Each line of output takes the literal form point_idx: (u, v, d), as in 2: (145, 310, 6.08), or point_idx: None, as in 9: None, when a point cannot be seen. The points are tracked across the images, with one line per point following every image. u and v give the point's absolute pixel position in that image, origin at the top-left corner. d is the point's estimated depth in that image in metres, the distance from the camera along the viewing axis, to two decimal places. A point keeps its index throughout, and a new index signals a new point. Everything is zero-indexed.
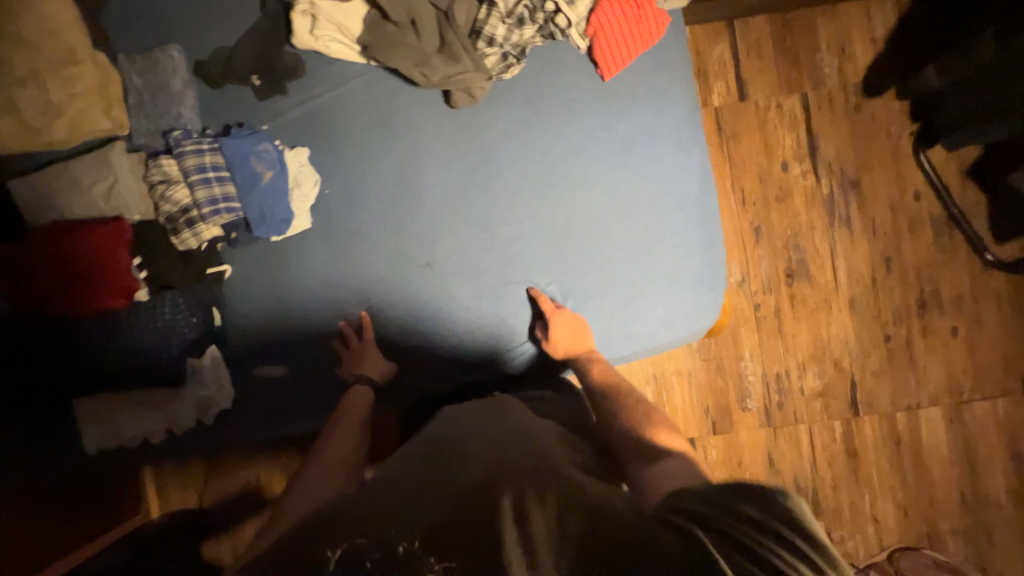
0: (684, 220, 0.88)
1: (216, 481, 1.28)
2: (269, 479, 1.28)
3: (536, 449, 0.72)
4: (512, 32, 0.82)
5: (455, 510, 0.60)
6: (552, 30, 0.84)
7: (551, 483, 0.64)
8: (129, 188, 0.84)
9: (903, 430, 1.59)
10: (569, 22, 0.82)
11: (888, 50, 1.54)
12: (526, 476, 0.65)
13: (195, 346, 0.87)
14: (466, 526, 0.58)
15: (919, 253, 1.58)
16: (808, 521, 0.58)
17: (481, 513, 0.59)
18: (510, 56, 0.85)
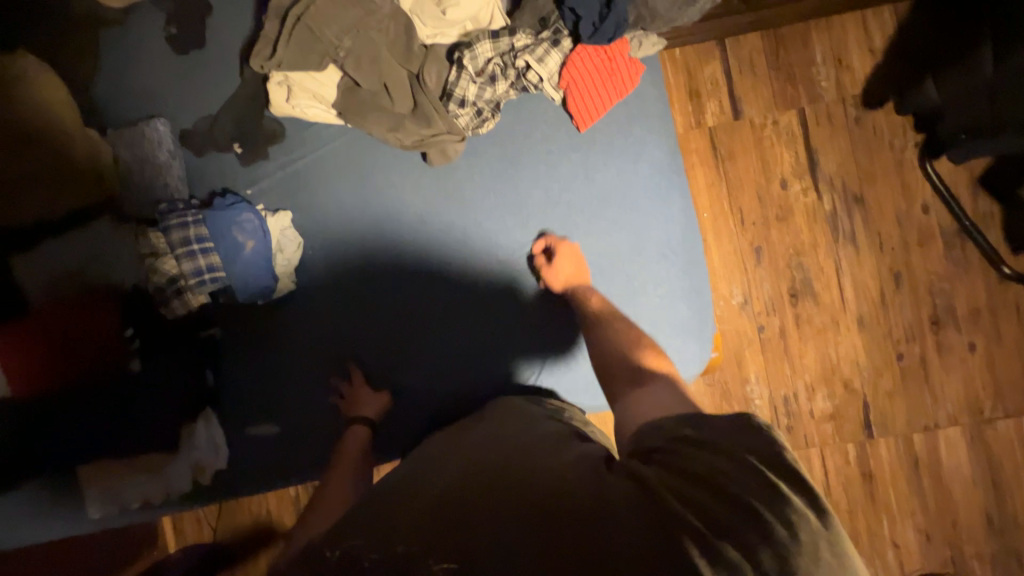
0: (667, 269, 0.87)
1: (229, 513, 1.31)
2: (279, 509, 1.30)
3: (514, 442, 0.73)
4: (483, 90, 0.83)
5: (432, 509, 0.62)
6: (525, 85, 0.84)
7: (525, 472, 0.64)
8: (121, 260, 0.87)
9: (921, 452, 1.53)
10: (540, 77, 0.83)
11: (887, 60, 1.49)
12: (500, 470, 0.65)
13: (187, 411, 0.88)
14: (443, 525, 0.59)
15: (930, 267, 1.52)
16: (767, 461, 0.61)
17: (456, 512, 0.60)
18: (484, 112, 0.85)
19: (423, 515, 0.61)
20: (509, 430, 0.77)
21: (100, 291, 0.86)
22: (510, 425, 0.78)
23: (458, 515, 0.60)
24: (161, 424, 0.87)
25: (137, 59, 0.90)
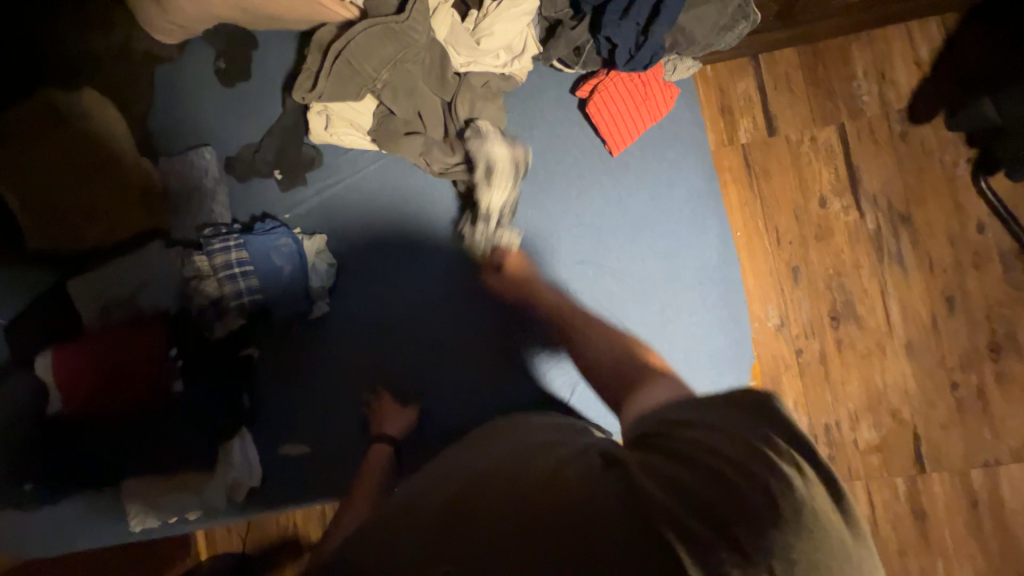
0: (702, 296, 0.86)
1: (259, 526, 1.32)
2: (306, 525, 1.31)
3: (508, 446, 0.69)
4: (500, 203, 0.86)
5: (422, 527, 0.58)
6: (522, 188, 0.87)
7: (517, 472, 0.61)
8: (166, 283, 0.91)
9: (981, 490, 1.41)
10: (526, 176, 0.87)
11: (934, 73, 1.43)
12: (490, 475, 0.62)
13: (225, 431, 0.90)
14: (435, 538, 0.55)
15: (988, 290, 1.42)
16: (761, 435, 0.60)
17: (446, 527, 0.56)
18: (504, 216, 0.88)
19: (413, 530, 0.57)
20: (503, 436, 0.73)
21: (147, 316, 0.90)
22: (510, 433, 0.74)
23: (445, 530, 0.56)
24: (202, 441, 0.90)
25: (189, 92, 0.95)
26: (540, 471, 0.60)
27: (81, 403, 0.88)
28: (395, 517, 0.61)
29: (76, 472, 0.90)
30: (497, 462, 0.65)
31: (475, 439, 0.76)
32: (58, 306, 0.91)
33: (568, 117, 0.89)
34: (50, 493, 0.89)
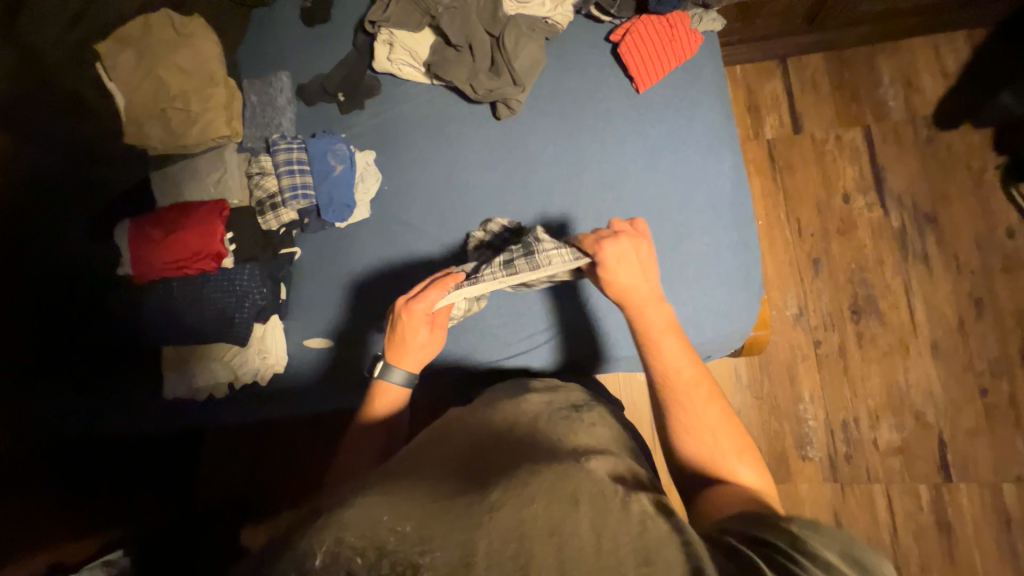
0: (714, 219, 0.89)
1: None
2: None
3: (539, 444, 0.62)
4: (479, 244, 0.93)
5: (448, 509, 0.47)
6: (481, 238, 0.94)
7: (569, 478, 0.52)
8: (233, 178, 1.02)
9: (1014, 507, 1.32)
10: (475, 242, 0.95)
11: (960, 84, 1.49)
12: (525, 473, 0.51)
13: (261, 312, 0.98)
14: (464, 520, 0.45)
15: (1018, 295, 1.40)
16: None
17: (464, 516, 0.45)
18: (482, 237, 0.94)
19: (423, 514, 0.46)
20: (534, 438, 0.64)
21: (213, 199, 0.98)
22: (540, 429, 0.68)
23: (464, 519, 0.45)
24: (236, 320, 0.96)
25: (278, 31, 1.13)
26: (591, 486, 0.50)
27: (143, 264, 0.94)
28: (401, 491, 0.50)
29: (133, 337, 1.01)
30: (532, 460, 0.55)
31: (501, 429, 0.66)
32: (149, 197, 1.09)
33: (599, 57, 0.96)
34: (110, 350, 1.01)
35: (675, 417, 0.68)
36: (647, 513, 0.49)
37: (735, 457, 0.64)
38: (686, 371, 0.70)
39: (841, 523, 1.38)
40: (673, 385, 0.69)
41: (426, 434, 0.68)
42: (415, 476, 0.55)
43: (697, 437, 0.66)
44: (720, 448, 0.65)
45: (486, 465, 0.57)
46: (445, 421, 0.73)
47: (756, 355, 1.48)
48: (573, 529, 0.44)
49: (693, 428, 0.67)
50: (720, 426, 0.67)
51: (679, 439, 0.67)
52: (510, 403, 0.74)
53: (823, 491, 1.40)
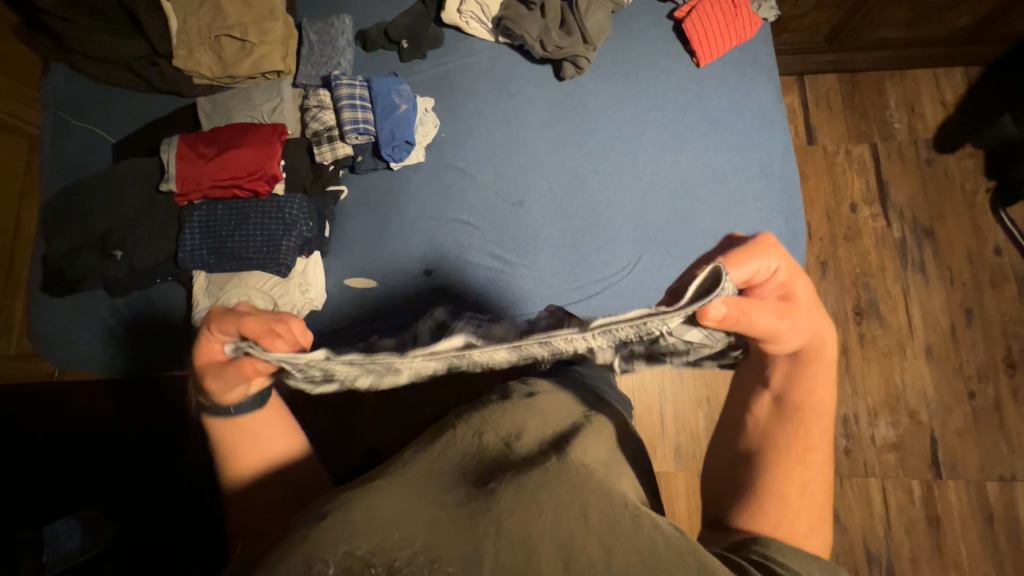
0: (766, 187, 0.94)
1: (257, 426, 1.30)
2: None
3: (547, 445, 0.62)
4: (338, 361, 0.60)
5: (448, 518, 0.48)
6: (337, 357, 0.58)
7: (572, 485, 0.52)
8: (288, 109, 1.04)
9: (996, 504, 1.40)
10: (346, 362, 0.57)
11: (956, 113, 1.63)
12: (537, 478, 0.52)
13: (305, 245, 0.95)
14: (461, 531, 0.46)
15: (1004, 308, 1.51)
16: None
17: (474, 524, 0.46)
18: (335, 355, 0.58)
19: (438, 530, 0.46)
20: (547, 444, 0.62)
21: (268, 125, 0.99)
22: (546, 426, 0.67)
23: (472, 529, 0.46)
24: (279, 249, 0.93)
25: None
26: (601, 500, 0.51)
27: (195, 182, 0.95)
28: (409, 497, 0.49)
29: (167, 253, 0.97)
30: (545, 464, 0.55)
31: (512, 430, 0.64)
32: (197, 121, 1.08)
33: (661, 32, 1.02)
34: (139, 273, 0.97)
35: (784, 484, 0.57)
36: (656, 527, 0.50)
37: (816, 534, 0.55)
38: (818, 459, 0.58)
39: (838, 515, 1.42)
40: (803, 466, 0.58)
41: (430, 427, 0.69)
42: (421, 472, 0.54)
43: (802, 498, 0.57)
44: (808, 530, 0.55)
45: (496, 468, 0.55)
46: (445, 423, 0.68)
47: None
48: (583, 547, 0.47)
49: (796, 502, 0.56)
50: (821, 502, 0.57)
51: (767, 503, 0.56)
52: (518, 401, 0.73)
53: None
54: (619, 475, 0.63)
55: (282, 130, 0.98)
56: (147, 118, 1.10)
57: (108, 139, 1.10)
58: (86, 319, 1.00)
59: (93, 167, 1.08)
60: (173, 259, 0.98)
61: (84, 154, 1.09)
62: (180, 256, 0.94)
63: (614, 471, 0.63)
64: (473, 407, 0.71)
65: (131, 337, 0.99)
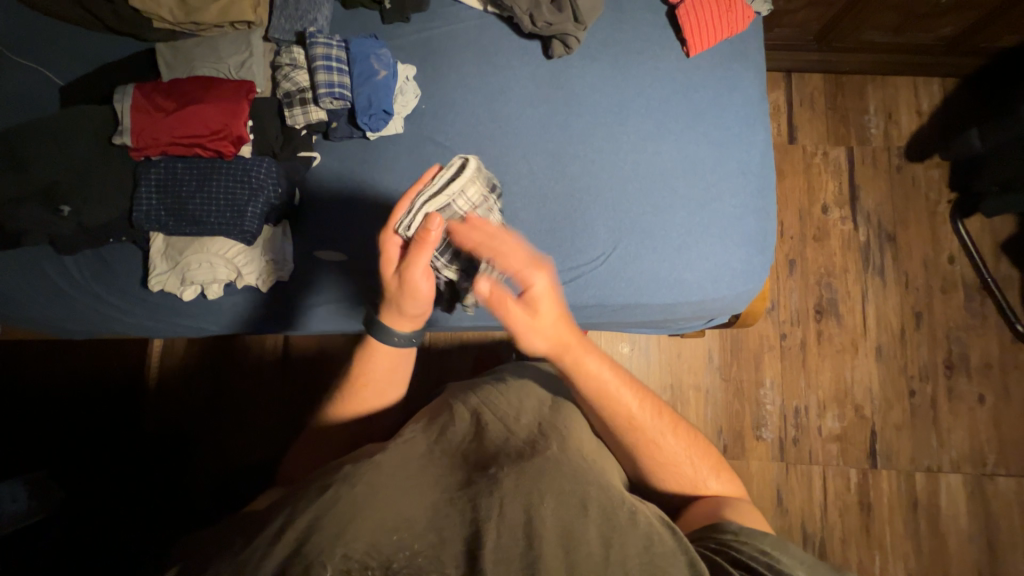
0: (744, 185, 0.95)
1: (217, 391, 1.31)
2: (265, 413, 1.30)
3: (553, 430, 0.64)
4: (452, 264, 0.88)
5: (455, 510, 0.50)
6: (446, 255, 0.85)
7: (574, 491, 0.54)
8: (259, 65, 0.97)
9: (922, 493, 1.52)
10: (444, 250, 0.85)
11: (929, 123, 1.68)
12: (538, 467, 0.55)
13: (275, 212, 0.92)
14: (467, 524, 0.49)
15: (950, 314, 1.61)
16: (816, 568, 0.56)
17: (473, 508, 0.50)
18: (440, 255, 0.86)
19: (434, 509, 0.51)
20: (543, 428, 0.63)
21: (235, 81, 0.92)
22: (552, 412, 0.69)
23: (472, 513, 0.50)
24: (245, 212, 0.89)
25: None
26: (598, 493, 0.55)
27: (154, 135, 0.89)
28: (410, 479, 0.54)
29: (120, 212, 0.91)
30: (545, 453, 0.57)
31: (509, 414, 0.65)
32: (156, 69, 1.00)
33: (655, 16, 1.00)
34: (88, 231, 0.91)
35: (650, 453, 0.70)
36: (653, 526, 0.53)
37: (709, 473, 0.71)
38: (638, 411, 0.69)
39: (781, 498, 1.51)
40: (635, 425, 0.69)
41: (427, 410, 0.69)
42: (421, 466, 0.56)
43: (678, 467, 0.70)
44: (699, 474, 0.70)
45: (493, 452, 0.58)
46: (442, 402, 0.70)
47: (728, 340, 1.59)
48: (583, 536, 0.50)
49: (664, 457, 0.70)
50: (700, 449, 0.71)
51: (660, 474, 0.71)
52: (513, 385, 0.72)
53: (771, 468, 1.53)
54: (609, 463, 0.65)
55: (251, 87, 0.92)
56: (100, 61, 1.01)
57: (55, 82, 1.00)
58: (29, 278, 0.93)
59: (34, 109, 0.98)
60: (127, 218, 0.92)
61: (25, 94, 0.99)
62: (135, 216, 0.89)
63: (602, 459, 0.65)
64: (470, 389, 0.71)
65: (81, 300, 0.94)
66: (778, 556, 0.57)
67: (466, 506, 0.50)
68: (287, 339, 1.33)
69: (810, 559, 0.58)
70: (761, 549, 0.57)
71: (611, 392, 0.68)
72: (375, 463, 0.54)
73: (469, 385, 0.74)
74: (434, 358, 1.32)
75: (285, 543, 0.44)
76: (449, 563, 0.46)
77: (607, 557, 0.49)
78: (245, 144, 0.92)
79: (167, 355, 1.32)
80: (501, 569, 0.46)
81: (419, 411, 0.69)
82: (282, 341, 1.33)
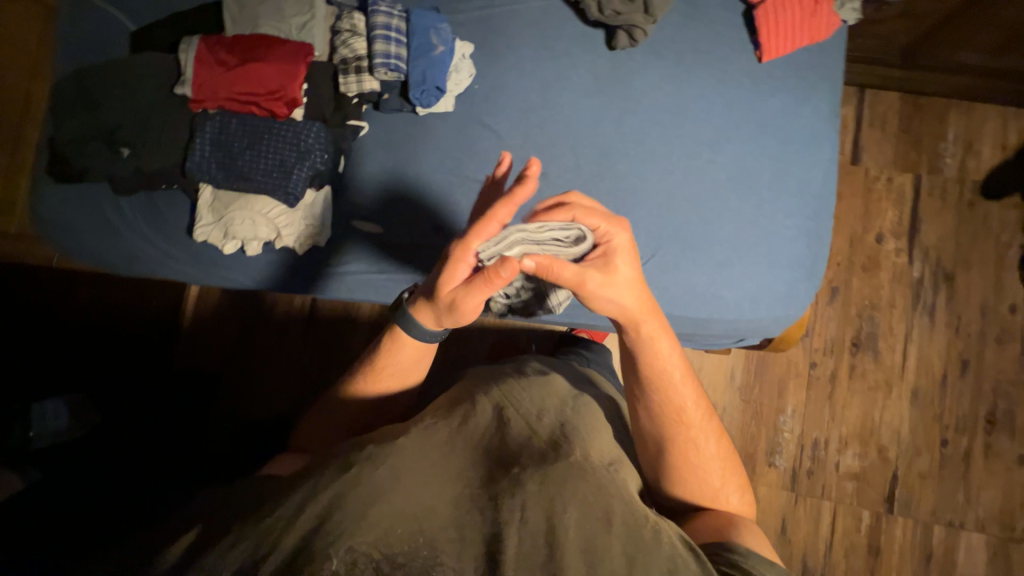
0: (801, 205, 0.90)
1: (245, 341, 1.38)
2: (287, 368, 1.36)
3: (579, 434, 0.62)
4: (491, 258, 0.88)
5: (477, 509, 0.51)
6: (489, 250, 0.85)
7: (599, 504, 0.53)
8: (319, 28, 0.97)
9: (937, 546, 1.45)
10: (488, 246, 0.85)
11: (1013, 159, 1.55)
12: (562, 474, 0.54)
13: (319, 177, 0.93)
14: (489, 522, 0.49)
15: (1001, 366, 1.50)
16: None
17: (494, 507, 0.50)
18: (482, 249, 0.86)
19: (456, 505, 0.51)
20: (567, 430, 0.62)
21: (294, 42, 0.93)
22: (580, 415, 0.67)
23: (493, 512, 0.50)
24: (291, 175, 0.91)
25: None
26: (621, 508, 0.54)
27: (212, 89, 0.90)
28: (431, 469, 0.54)
29: (174, 160, 0.94)
30: (568, 460, 0.56)
31: (532, 412, 0.64)
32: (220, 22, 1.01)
33: (730, 15, 0.94)
34: (144, 176, 0.94)
35: (686, 456, 0.68)
36: (677, 549, 0.53)
37: (732, 488, 0.70)
38: (691, 410, 0.69)
39: (786, 528, 1.48)
40: (683, 421, 0.68)
41: (449, 397, 0.69)
42: (442, 457, 0.56)
43: (706, 475, 0.69)
44: (723, 485, 0.69)
45: (515, 451, 0.57)
46: (466, 389, 0.69)
47: (754, 362, 1.53)
48: (606, 551, 0.50)
49: (699, 461, 0.69)
50: (726, 464, 0.70)
51: (683, 482, 0.69)
52: (537, 381, 0.71)
53: (780, 497, 1.49)
54: (630, 474, 0.64)
55: (309, 49, 0.93)
56: (170, 11, 1.03)
57: (126, 27, 1.03)
58: (86, 215, 0.98)
59: (104, 52, 1.02)
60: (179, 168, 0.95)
61: (97, 36, 1.02)
62: (188, 166, 0.92)
63: (626, 470, 0.63)
64: (493, 380, 0.70)
65: (131, 242, 0.98)
66: None
67: (488, 506, 0.51)
68: (315, 301, 1.37)
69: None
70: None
71: (670, 379, 0.68)
72: (398, 448, 0.54)
73: (492, 376, 0.72)
74: (453, 339, 1.33)
75: (305, 520, 0.46)
76: (470, 564, 0.46)
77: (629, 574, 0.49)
78: (297, 107, 0.93)
79: (202, 301, 1.40)
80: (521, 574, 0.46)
81: (442, 397, 0.69)
82: (311, 302, 1.37)
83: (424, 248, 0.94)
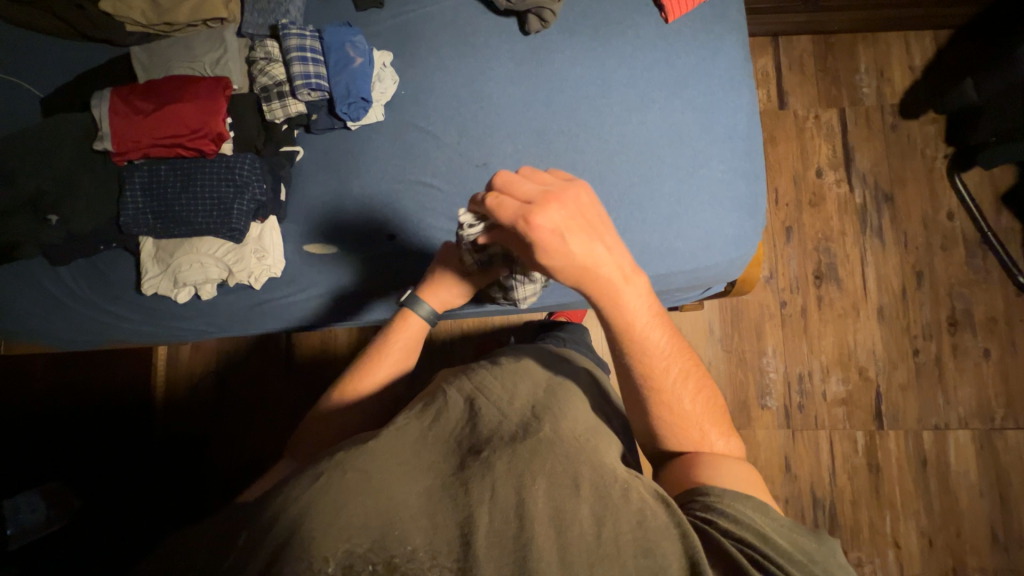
0: (731, 149, 0.94)
1: (224, 391, 1.32)
2: (268, 410, 1.31)
3: (551, 411, 0.64)
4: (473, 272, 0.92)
5: (449, 500, 0.51)
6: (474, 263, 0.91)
7: (566, 471, 0.54)
8: (234, 61, 0.96)
9: (930, 451, 1.52)
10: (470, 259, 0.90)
11: (922, 77, 1.65)
12: (531, 449, 0.56)
13: (262, 210, 0.91)
14: (460, 510, 0.50)
15: (952, 270, 1.59)
16: (793, 531, 0.57)
17: (465, 491, 0.51)
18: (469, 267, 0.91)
19: (424, 494, 0.52)
20: (537, 409, 0.63)
21: (211, 78, 0.92)
22: (556, 393, 0.69)
23: (465, 497, 0.51)
24: (231, 211, 0.89)
25: None
26: (590, 471, 0.55)
27: (133, 138, 0.88)
28: (402, 463, 0.54)
29: (108, 218, 0.91)
30: (537, 437, 0.58)
31: (504, 397, 0.65)
32: (132, 74, 0.99)
33: None
34: (78, 241, 0.92)
35: (670, 417, 0.68)
36: (647, 502, 0.54)
37: (715, 435, 0.68)
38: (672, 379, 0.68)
39: (789, 464, 1.52)
40: (662, 385, 0.68)
41: (421, 396, 0.69)
42: (415, 452, 0.56)
43: (689, 431, 0.68)
44: (705, 435, 0.68)
45: (487, 435, 0.58)
46: (436, 387, 0.70)
47: (728, 312, 1.58)
48: (574, 515, 0.51)
49: (683, 420, 0.68)
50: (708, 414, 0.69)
51: (667, 435, 0.69)
52: (508, 367, 0.71)
53: (778, 436, 1.53)
54: (609, 439, 0.65)
55: (227, 82, 0.92)
56: (79, 70, 1.01)
57: (31, 94, 1.00)
58: (22, 291, 0.94)
59: (14, 124, 0.98)
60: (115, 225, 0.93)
61: (6, 109, 0.98)
62: (122, 221, 0.90)
63: (602, 435, 0.65)
64: (464, 371, 0.70)
65: (76, 309, 0.95)
66: (763, 522, 0.57)
67: (458, 496, 0.51)
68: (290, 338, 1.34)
69: (791, 522, 0.58)
70: (748, 516, 0.57)
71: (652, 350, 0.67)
72: (368, 448, 0.55)
73: (463, 368, 0.73)
74: (436, 347, 1.32)
75: (274, 534, 0.46)
76: (446, 559, 0.47)
77: (598, 535, 0.50)
78: (225, 141, 0.92)
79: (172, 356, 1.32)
80: (493, 552, 0.47)
81: (415, 395, 0.70)
82: (285, 341, 1.34)
83: (385, 259, 0.94)
